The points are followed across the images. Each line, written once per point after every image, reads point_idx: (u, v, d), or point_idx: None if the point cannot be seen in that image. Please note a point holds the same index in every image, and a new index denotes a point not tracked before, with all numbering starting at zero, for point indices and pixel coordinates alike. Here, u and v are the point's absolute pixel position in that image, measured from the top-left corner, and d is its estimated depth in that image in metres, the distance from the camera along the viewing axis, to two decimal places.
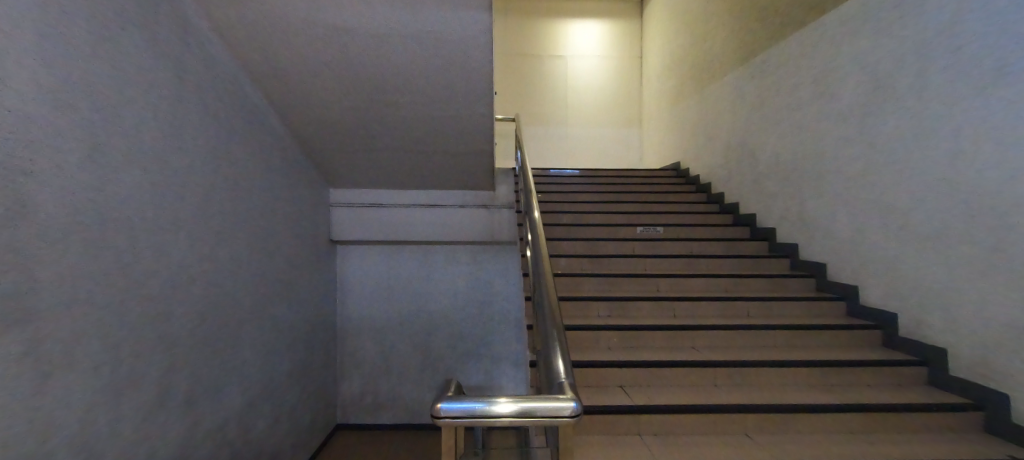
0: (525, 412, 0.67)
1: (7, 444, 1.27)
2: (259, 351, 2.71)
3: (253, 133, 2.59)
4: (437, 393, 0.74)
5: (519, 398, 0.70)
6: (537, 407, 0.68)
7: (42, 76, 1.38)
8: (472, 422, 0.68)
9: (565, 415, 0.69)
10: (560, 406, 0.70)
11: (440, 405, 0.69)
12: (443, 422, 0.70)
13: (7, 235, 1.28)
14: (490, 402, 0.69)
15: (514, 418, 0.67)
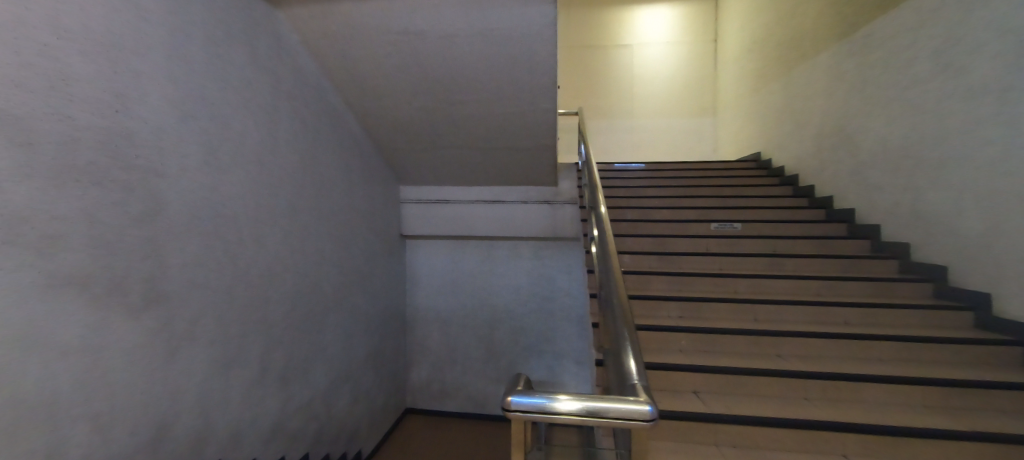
0: (596, 412, 0.65)
1: (143, 401, 1.54)
2: (341, 336, 2.96)
3: (335, 136, 2.81)
4: (507, 385, 0.74)
5: (590, 397, 0.69)
6: (609, 408, 0.66)
7: (171, 93, 1.65)
8: (544, 417, 0.68)
9: (640, 418, 0.66)
10: (634, 409, 0.67)
11: (511, 399, 0.69)
12: (514, 415, 0.70)
13: (146, 230, 1.55)
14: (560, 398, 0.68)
15: (585, 416, 0.66)
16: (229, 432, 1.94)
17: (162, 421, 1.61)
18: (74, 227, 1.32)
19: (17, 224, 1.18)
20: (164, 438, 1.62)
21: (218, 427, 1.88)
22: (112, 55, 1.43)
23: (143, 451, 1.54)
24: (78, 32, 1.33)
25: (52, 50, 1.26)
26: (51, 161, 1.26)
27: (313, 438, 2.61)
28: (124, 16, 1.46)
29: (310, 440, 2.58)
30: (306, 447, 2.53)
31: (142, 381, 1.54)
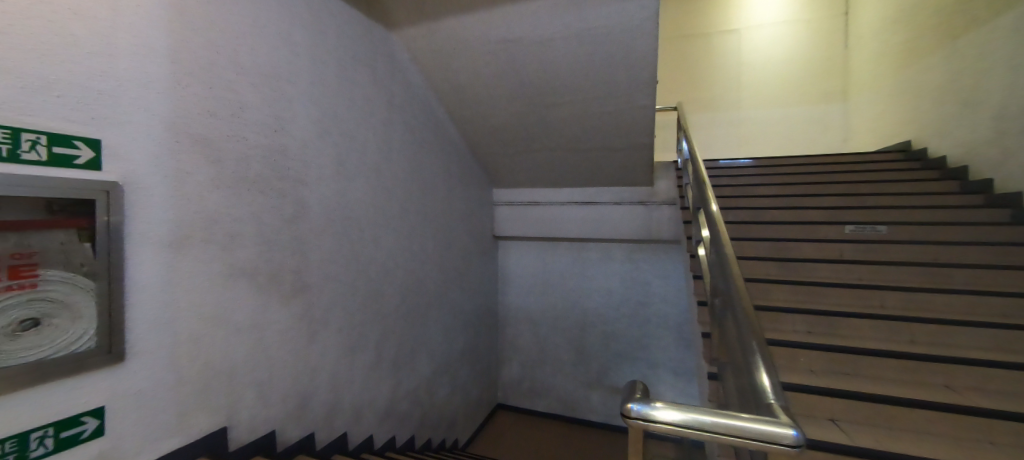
0: (729, 429, 0.60)
1: (290, 372, 1.88)
2: (442, 330, 3.18)
3: (439, 144, 3.04)
4: (626, 392, 0.72)
5: (719, 413, 0.64)
6: (744, 426, 0.60)
7: (311, 114, 1.97)
8: (669, 430, 0.64)
9: (782, 443, 0.59)
10: (775, 432, 0.60)
11: (632, 406, 0.67)
12: (634, 424, 0.68)
13: (294, 231, 1.90)
14: (684, 411, 0.64)
15: (716, 433, 0.61)
16: (352, 406, 2.24)
17: (302, 392, 1.94)
18: (245, 229, 1.68)
19: (213, 225, 1.57)
20: (304, 404, 1.95)
21: (344, 402, 2.18)
22: (272, 86, 1.78)
23: (290, 415, 1.88)
24: (251, 69, 1.69)
25: (232, 83, 1.63)
26: (234, 173, 1.64)
27: (418, 422, 2.84)
28: (280, 54, 1.82)
29: (416, 424, 2.82)
30: (412, 429, 2.77)
31: (290, 355, 1.89)
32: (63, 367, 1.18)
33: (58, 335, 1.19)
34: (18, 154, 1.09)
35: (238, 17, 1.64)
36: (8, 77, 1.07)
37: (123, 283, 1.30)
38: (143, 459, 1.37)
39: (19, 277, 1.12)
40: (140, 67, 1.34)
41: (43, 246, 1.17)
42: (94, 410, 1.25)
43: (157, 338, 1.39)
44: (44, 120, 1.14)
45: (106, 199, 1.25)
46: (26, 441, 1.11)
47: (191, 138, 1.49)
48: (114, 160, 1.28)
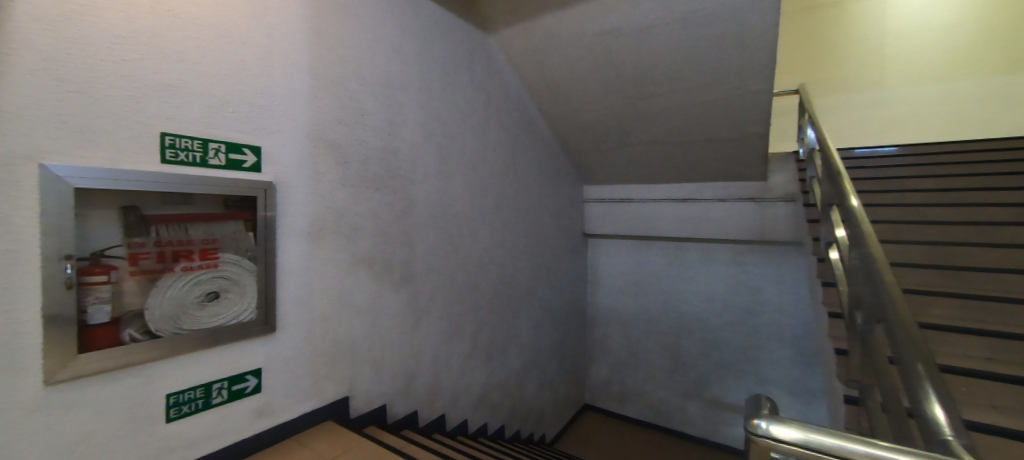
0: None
1: (401, 354, 2.09)
2: (533, 324, 3.23)
3: (532, 141, 3.09)
4: (749, 407, 0.62)
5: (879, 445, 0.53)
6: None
7: (420, 118, 2.15)
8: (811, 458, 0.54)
9: None
10: None
11: (760, 422, 0.58)
12: (763, 446, 0.58)
13: (406, 226, 2.10)
14: (832, 437, 0.54)
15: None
16: (451, 390, 2.40)
17: (408, 372, 2.13)
18: (365, 223, 1.90)
19: (340, 220, 1.80)
20: (411, 383, 2.15)
21: (443, 386, 2.34)
22: (388, 93, 1.98)
23: (398, 393, 2.07)
24: (371, 80, 1.90)
25: (356, 93, 1.85)
26: (357, 173, 1.86)
27: (508, 413, 2.94)
28: (395, 65, 2.01)
29: (507, 414, 2.92)
30: (503, 419, 2.87)
31: (400, 338, 2.08)
32: (234, 333, 1.47)
33: (231, 307, 1.48)
34: (206, 160, 1.40)
35: (362, 34, 1.86)
36: (201, 98, 1.37)
37: (273, 267, 1.58)
38: (288, 415, 1.65)
39: (206, 258, 1.43)
40: (287, 84, 1.60)
41: (222, 234, 1.47)
42: (254, 371, 1.54)
43: (298, 314, 1.66)
44: (223, 132, 1.43)
45: (264, 196, 1.53)
46: (210, 390, 1.43)
47: (323, 143, 1.73)
48: (270, 163, 1.56)
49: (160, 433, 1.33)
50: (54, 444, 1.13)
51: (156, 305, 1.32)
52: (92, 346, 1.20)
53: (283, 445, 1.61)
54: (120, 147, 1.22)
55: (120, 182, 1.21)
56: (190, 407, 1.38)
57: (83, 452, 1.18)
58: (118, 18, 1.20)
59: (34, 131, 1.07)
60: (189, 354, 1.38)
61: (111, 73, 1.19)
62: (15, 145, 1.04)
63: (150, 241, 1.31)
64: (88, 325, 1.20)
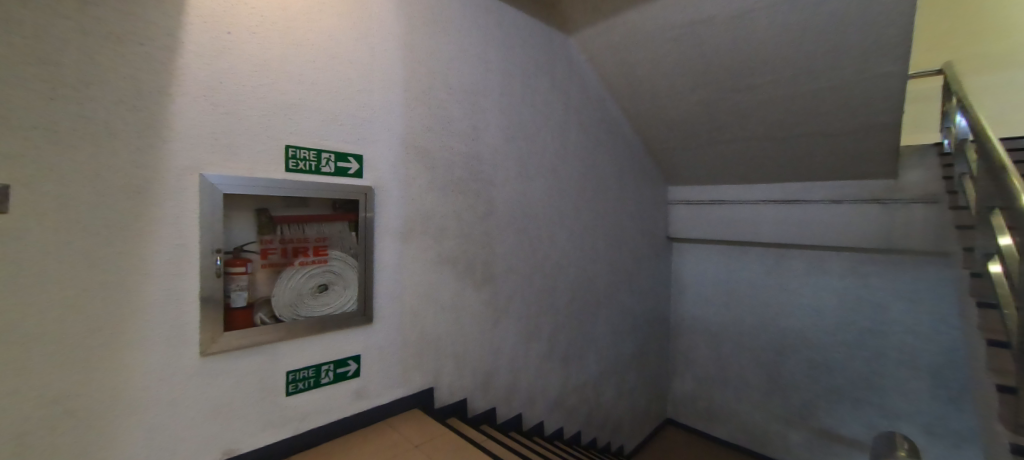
0: None
1: (483, 351, 2.17)
2: (611, 330, 3.14)
3: (612, 141, 3.00)
4: None
5: None
6: None
7: (503, 123, 2.22)
8: None
9: None
10: None
11: None
12: None
13: (488, 227, 2.18)
14: None
15: None
16: (528, 390, 2.43)
17: (488, 369, 2.20)
18: (450, 225, 2.01)
19: (428, 222, 1.93)
20: (491, 380, 2.22)
21: (520, 386, 2.38)
22: (473, 101, 2.08)
23: (477, 389, 2.15)
24: (458, 89, 2.01)
25: (443, 102, 1.96)
26: (443, 177, 1.97)
27: (585, 419, 2.89)
28: (479, 72, 2.09)
29: (584, 420, 2.87)
30: (580, 425, 2.83)
31: (481, 335, 2.17)
32: (339, 322, 1.65)
33: (337, 299, 1.66)
34: (320, 168, 1.60)
35: (450, 46, 1.97)
36: (316, 114, 1.57)
37: (371, 264, 1.74)
38: (382, 400, 1.81)
39: (318, 254, 1.64)
40: (385, 97, 1.75)
41: (331, 233, 1.67)
42: (354, 357, 1.71)
43: (391, 307, 1.81)
44: (333, 142, 1.62)
45: (364, 199, 1.70)
46: (320, 370, 1.62)
47: (414, 150, 1.86)
48: (370, 169, 1.73)
49: (282, 404, 1.54)
50: (207, 404, 1.37)
51: (280, 293, 1.54)
52: (234, 325, 1.44)
53: (376, 426, 1.77)
54: (257, 158, 1.45)
55: (256, 188, 1.44)
56: (304, 384, 1.59)
57: (227, 413, 1.42)
58: (256, 50, 1.43)
59: (196, 147, 1.32)
60: (303, 338, 1.58)
61: (251, 97, 1.42)
62: (183, 160, 1.30)
63: (277, 238, 1.54)
64: (231, 307, 1.43)
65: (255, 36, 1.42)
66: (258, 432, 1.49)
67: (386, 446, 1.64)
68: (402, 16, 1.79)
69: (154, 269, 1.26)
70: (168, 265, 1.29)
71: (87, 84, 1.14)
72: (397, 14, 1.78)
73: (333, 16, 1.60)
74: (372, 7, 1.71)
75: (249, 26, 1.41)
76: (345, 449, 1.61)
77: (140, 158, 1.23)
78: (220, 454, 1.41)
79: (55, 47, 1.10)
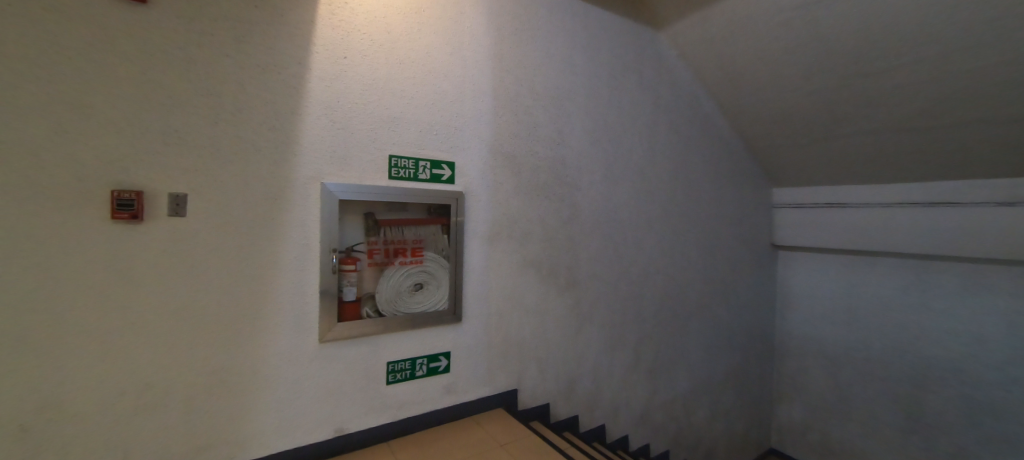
0: None
1: (566, 356, 2.16)
2: (705, 345, 2.91)
3: (706, 141, 2.80)
4: None
5: None
6: None
7: (589, 126, 2.19)
8: None
9: None
10: None
11: None
12: None
13: (573, 231, 2.16)
14: None
15: None
16: (613, 401, 2.35)
17: (571, 376, 2.18)
18: (536, 228, 2.03)
19: (514, 225, 1.97)
20: (574, 387, 2.19)
21: (604, 395, 2.31)
22: (559, 104, 2.09)
23: (560, 394, 2.15)
24: (544, 94, 2.03)
25: (530, 108, 1.99)
26: (529, 182, 2.00)
27: (674, 438, 2.71)
28: (565, 76, 2.09)
29: (673, 439, 2.70)
30: (669, 444, 2.67)
31: (565, 341, 2.15)
32: (432, 318, 1.76)
33: (430, 297, 1.78)
34: (418, 175, 1.72)
35: (537, 53, 2.00)
36: (415, 125, 1.70)
37: (461, 265, 1.83)
38: (470, 396, 1.89)
39: (414, 255, 1.76)
40: (475, 106, 1.84)
41: (426, 235, 1.78)
42: (445, 353, 1.81)
43: (478, 308, 1.89)
44: (429, 151, 1.74)
45: (455, 204, 1.80)
46: (415, 363, 1.74)
47: (502, 156, 1.92)
48: (461, 175, 1.82)
49: (382, 392, 1.68)
50: (322, 385, 1.55)
51: (382, 289, 1.68)
52: (344, 317, 1.60)
53: (463, 422, 1.85)
54: (365, 167, 1.61)
55: (364, 194, 1.59)
56: (402, 375, 1.72)
57: (338, 395, 1.59)
58: (366, 71, 1.59)
59: (318, 159, 1.51)
60: (401, 332, 1.71)
61: (362, 112, 1.59)
62: (308, 170, 1.50)
63: (381, 239, 1.69)
64: (342, 301, 1.59)
65: (366, 58, 1.59)
66: (363, 416, 1.64)
67: (472, 440, 1.70)
68: (492, 28, 1.87)
69: (285, 264, 1.47)
70: (296, 261, 1.49)
71: (240, 109, 1.38)
72: (487, 26, 1.86)
73: (431, 34, 1.73)
74: (465, 22, 1.81)
75: (361, 50, 1.58)
76: (436, 440, 1.71)
77: (276, 170, 1.44)
78: (332, 431, 1.58)
79: (219, 81, 1.34)
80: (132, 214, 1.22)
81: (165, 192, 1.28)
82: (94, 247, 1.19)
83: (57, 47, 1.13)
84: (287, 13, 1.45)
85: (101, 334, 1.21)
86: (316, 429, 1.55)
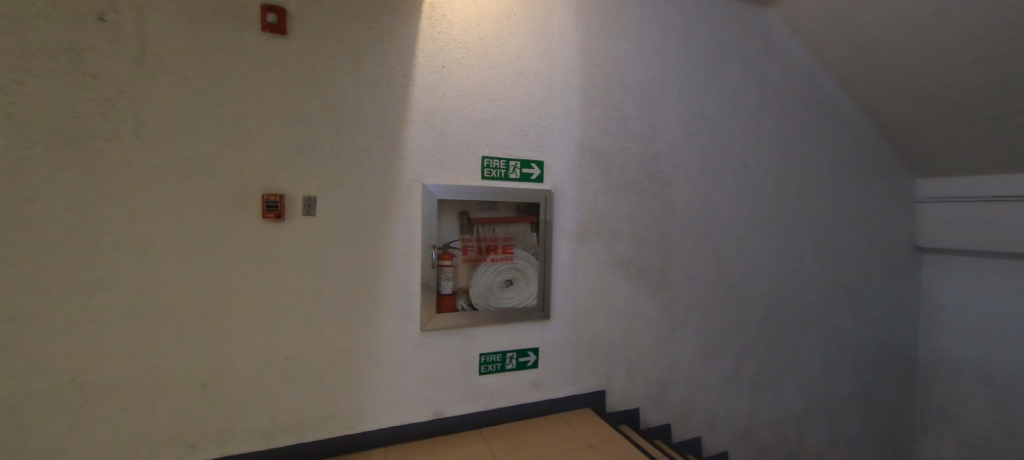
0: None
1: (658, 360, 2.06)
2: (822, 359, 2.55)
3: (826, 128, 2.46)
4: None
5: None
6: None
7: (684, 117, 2.06)
8: None
9: None
10: None
11: None
12: None
13: (665, 230, 2.05)
14: None
15: None
16: (709, 411, 2.19)
17: (662, 381, 2.08)
18: (625, 227, 1.97)
19: (602, 223, 1.93)
20: (666, 393, 2.09)
21: (699, 406, 2.17)
22: (651, 96, 1.99)
23: (651, 400, 2.06)
24: (634, 86, 1.95)
25: (619, 102, 1.93)
26: (619, 178, 1.95)
27: None
28: (657, 65, 1.99)
29: None
30: None
31: (657, 344, 2.05)
32: (521, 314, 1.81)
33: (519, 293, 1.83)
34: (509, 175, 1.78)
35: (628, 44, 1.93)
36: (505, 127, 1.76)
37: (549, 263, 1.84)
38: (556, 393, 1.90)
39: (505, 252, 1.82)
40: (563, 104, 1.84)
41: (516, 233, 1.84)
42: (533, 349, 1.85)
43: (566, 305, 1.89)
44: (519, 151, 1.78)
45: (544, 202, 1.82)
46: (505, 357, 1.81)
47: (590, 153, 1.89)
48: (549, 174, 1.84)
49: (475, 381, 1.77)
50: (423, 371, 1.69)
51: (475, 284, 1.77)
52: (442, 309, 1.72)
53: (551, 417, 1.87)
54: (460, 169, 1.70)
55: (459, 194, 1.69)
56: (493, 367, 1.80)
57: (436, 381, 1.71)
58: (461, 77, 1.69)
59: (420, 163, 1.65)
60: (492, 326, 1.79)
61: (457, 117, 1.69)
62: (411, 173, 1.64)
63: (474, 236, 1.78)
64: (440, 293, 1.72)
65: (460, 66, 1.68)
66: (458, 402, 1.75)
67: (559, 437, 1.72)
68: (581, 24, 1.85)
69: (392, 259, 1.63)
70: (401, 256, 1.64)
71: (356, 120, 1.55)
72: (577, 22, 1.85)
73: (521, 36, 1.77)
74: (554, 21, 1.82)
75: (457, 58, 1.68)
76: (525, 432, 1.75)
77: (385, 173, 1.60)
78: (431, 414, 1.71)
79: (341, 97, 1.53)
80: (277, 213, 1.44)
81: (300, 194, 1.49)
82: (250, 240, 1.45)
83: (226, 79, 1.39)
84: (394, 31, 1.59)
85: (253, 313, 1.46)
86: (417, 410, 1.69)
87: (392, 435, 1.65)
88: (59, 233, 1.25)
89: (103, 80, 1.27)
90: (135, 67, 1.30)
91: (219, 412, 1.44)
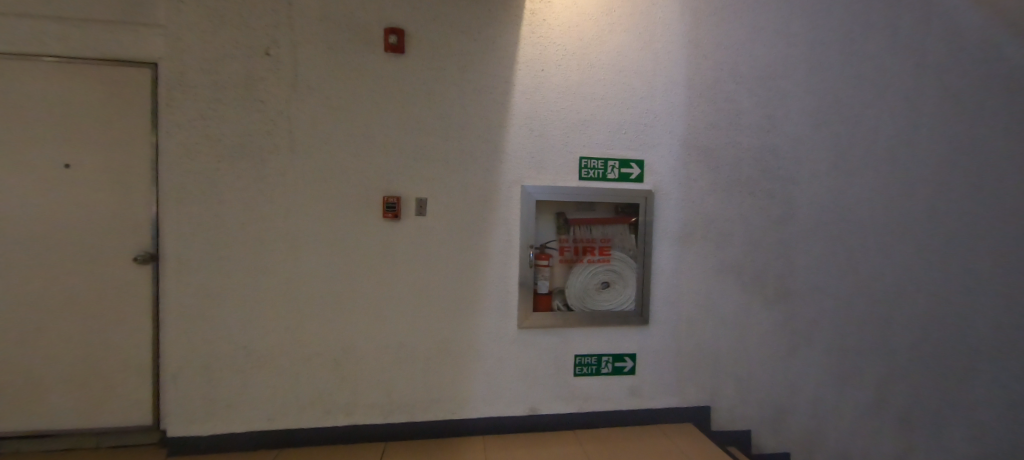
0: None
1: (774, 380, 1.84)
2: (1004, 400, 2.03)
3: (1013, 108, 1.96)
4: None
5: None
6: None
7: (811, 106, 1.81)
8: None
9: None
10: None
11: None
12: None
13: (784, 233, 1.82)
14: None
15: None
16: (840, 444, 1.90)
17: (780, 404, 1.85)
18: (736, 229, 1.80)
19: (708, 224, 1.79)
20: (784, 417, 1.86)
21: (827, 436, 1.89)
22: (770, 84, 1.79)
23: (765, 423, 1.85)
24: (748, 74, 1.78)
25: (731, 93, 1.78)
26: (730, 176, 1.79)
27: None
28: (777, 49, 1.79)
29: None
30: None
31: (773, 362, 1.84)
32: (618, 318, 1.76)
33: (616, 296, 1.78)
34: (607, 175, 1.75)
35: (741, 29, 1.76)
36: (603, 126, 1.73)
37: (648, 266, 1.77)
38: (655, 403, 1.81)
39: (601, 253, 1.79)
40: (666, 100, 1.75)
41: (613, 234, 1.80)
42: (630, 354, 1.79)
43: (666, 312, 1.79)
44: (618, 150, 1.74)
45: (644, 202, 1.75)
46: (600, 360, 1.78)
47: (696, 150, 1.77)
48: (651, 174, 1.76)
49: (570, 382, 1.77)
50: (519, 367, 1.74)
51: (571, 285, 1.78)
52: (538, 307, 1.76)
53: (648, 428, 1.79)
54: (558, 171, 1.72)
55: (556, 194, 1.71)
56: (588, 369, 1.78)
57: (532, 378, 1.75)
58: (560, 79, 1.71)
59: (519, 165, 1.70)
60: (587, 327, 1.77)
61: (556, 119, 1.71)
62: (511, 175, 1.70)
63: (571, 237, 1.78)
64: (537, 292, 1.75)
65: (559, 68, 1.70)
66: (552, 401, 1.77)
67: (659, 450, 1.63)
68: (687, 13, 1.75)
69: (492, 257, 1.71)
70: (500, 254, 1.71)
71: (463, 126, 1.67)
72: (682, 11, 1.75)
73: (622, 33, 1.73)
74: (657, 13, 1.74)
75: (556, 61, 1.70)
76: (622, 440, 1.70)
77: (488, 176, 1.69)
78: (526, 410, 1.76)
79: (449, 106, 1.66)
80: (395, 213, 1.61)
81: (414, 196, 1.65)
82: (373, 237, 1.64)
83: (357, 97, 1.60)
84: (498, 40, 1.67)
85: (375, 301, 1.66)
86: (514, 405, 1.75)
87: (490, 425, 1.74)
88: (239, 229, 1.56)
89: (269, 104, 1.56)
90: (291, 91, 1.57)
91: (348, 386, 1.66)
